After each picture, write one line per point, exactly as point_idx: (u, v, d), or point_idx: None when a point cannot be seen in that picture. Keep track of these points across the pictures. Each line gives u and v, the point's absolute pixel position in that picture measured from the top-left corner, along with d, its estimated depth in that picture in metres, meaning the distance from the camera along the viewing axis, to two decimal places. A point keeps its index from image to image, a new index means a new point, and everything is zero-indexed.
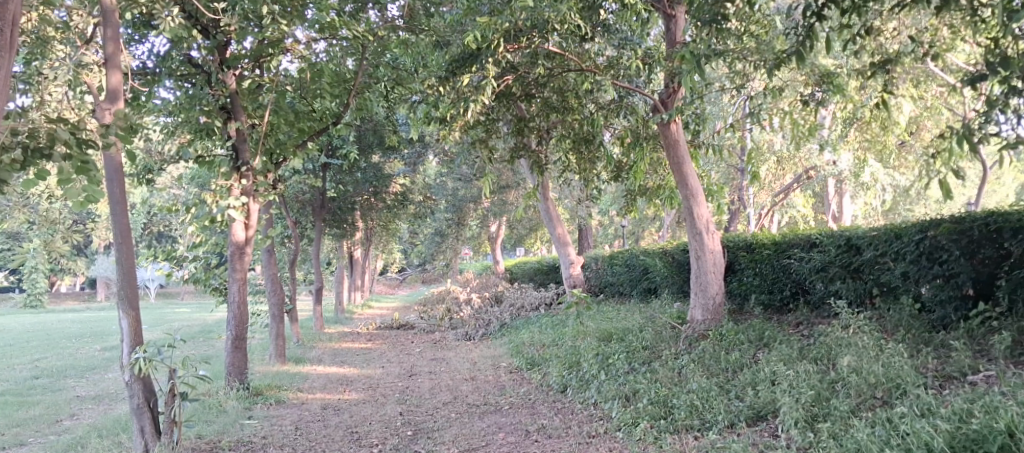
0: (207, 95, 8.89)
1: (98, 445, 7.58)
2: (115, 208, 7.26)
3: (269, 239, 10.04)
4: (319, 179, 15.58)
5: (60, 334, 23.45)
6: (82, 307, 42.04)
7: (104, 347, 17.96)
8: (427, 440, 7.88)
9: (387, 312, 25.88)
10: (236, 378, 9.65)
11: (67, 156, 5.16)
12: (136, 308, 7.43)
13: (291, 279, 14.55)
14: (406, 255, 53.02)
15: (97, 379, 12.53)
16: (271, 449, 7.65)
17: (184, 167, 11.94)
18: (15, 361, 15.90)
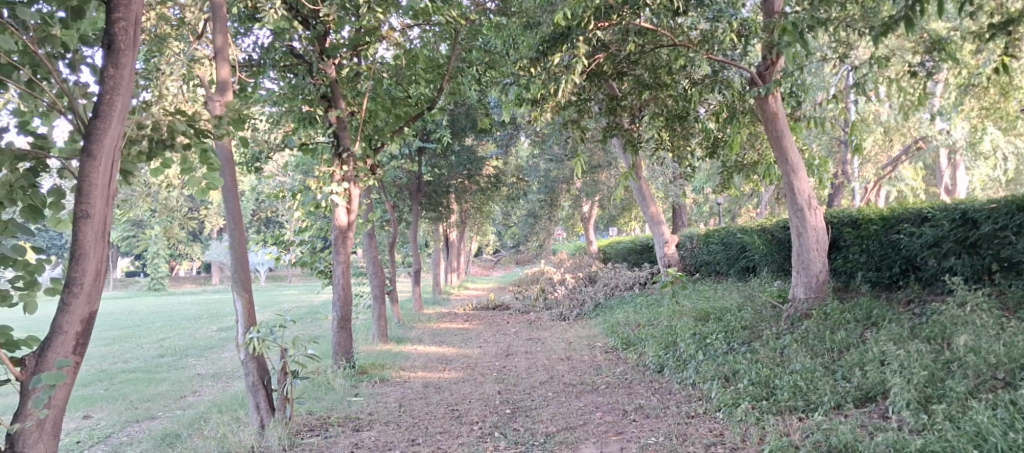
0: (310, 84, 9.19)
1: (219, 420, 8.06)
2: (228, 195, 7.67)
3: (370, 223, 10.37)
4: (415, 163, 15.95)
5: (182, 315, 25.08)
6: (200, 289, 44.88)
7: (221, 328, 19.07)
8: (525, 418, 8.01)
9: (483, 293, 26.39)
10: (343, 358, 10.05)
11: (188, 145, 5.58)
12: (249, 290, 7.83)
13: (391, 262, 14.98)
14: (500, 237, 53.61)
15: (216, 357, 13.30)
16: (376, 426, 7.97)
17: (290, 155, 12.47)
18: (143, 341, 17.10)
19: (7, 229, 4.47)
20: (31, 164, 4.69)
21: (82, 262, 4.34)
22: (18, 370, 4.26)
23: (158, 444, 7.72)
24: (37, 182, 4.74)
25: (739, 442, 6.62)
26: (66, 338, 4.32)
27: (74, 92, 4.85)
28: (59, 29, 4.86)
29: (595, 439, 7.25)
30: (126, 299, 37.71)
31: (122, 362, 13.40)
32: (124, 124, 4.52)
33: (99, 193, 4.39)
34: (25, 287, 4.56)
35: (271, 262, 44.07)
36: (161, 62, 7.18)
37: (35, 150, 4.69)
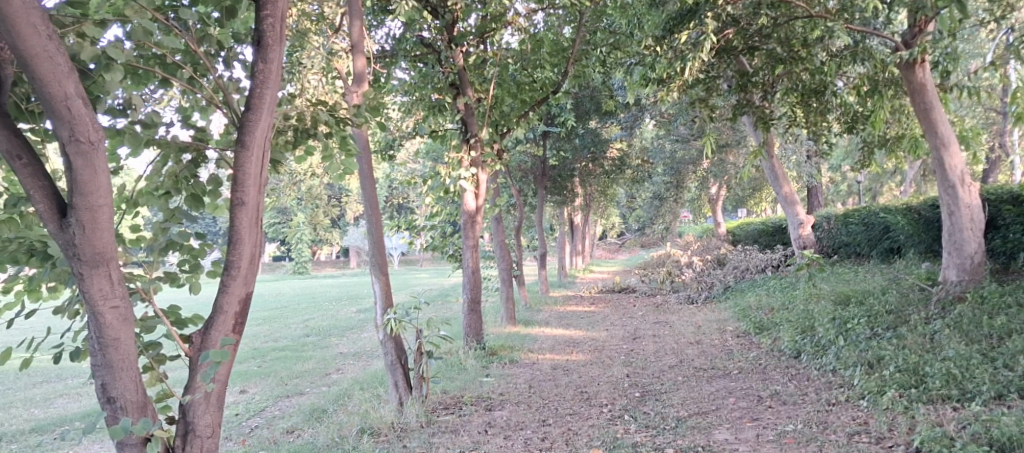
0: (438, 73, 9.41)
1: (361, 397, 8.48)
2: (366, 182, 8.06)
3: (498, 208, 10.57)
4: (540, 147, 16.14)
5: (323, 297, 26.60)
6: (338, 274, 47.33)
7: (358, 309, 20.09)
8: (656, 402, 7.94)
9: (608, 276, 26.39)
10: (473, 339, 10.30)
11: (329, 133, 5.85)
12: (386, 273, 8.22)
13: (518, 245, 15.24)
14: (624, 220, 53.20)
15: (356, 337, 13.99)
16: (508, 406, 8.13)
17: (422, 142, 12.94)
18: (290, 321, 18.24)
19: (174, 216, 4.89)
20: (192, 155, 5.08)
21: (239, 247, 4.66)
22: (186, 346, 4.61)
23: (307, 418, 8.22)
24: (196, 172, 5.12)
25: (886, 431, 6.29)
26: (226, 318, 4.63)
27: (228, 88, 5.19)
28: (214, 28, 5.20)
29: (729, 425, 7.08)
30: (273, 281, 40.44)
31: (272, 341, 14.37)
32: (272, 116, 4.78)
33: (253, 182, 4.67)
34: (190, 270, 4.96)
35: (403, 247, 45.81)
36: (302, 56, 7.63)
37: (195, 142, 5.07)
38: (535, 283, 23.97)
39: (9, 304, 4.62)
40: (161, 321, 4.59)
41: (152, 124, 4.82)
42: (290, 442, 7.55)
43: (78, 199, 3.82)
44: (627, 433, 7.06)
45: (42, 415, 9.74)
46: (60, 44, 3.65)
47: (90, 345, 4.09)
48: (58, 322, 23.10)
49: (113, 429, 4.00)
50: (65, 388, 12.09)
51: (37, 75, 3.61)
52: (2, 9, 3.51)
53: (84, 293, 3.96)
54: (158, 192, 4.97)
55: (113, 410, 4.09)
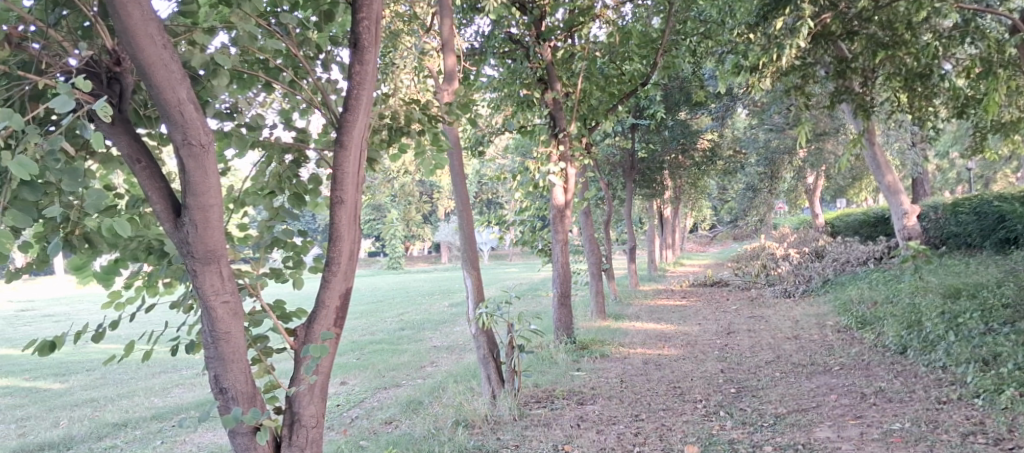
0: (527, 69, 9.50)
1: (455, 390, 8.63)
2: (456, 178, 8.20)
3: (586, 202, 10.56)
4: (628, 140, 16.03)
5: (417, 291, 27.27)
6: (430, 269, 48.38)
7: (451, 303, 20.49)
8: (752, 398, 7.76)
9: (699, 270, 25.96)
10: (564, 333, 10.37)
11: (421, 131, 5.95)
12: (477, 268, 8.35)
13: (607, 239, 15.20)
14: (716, 212, 52.17)
15: (449, 331, 14.24)
16: (600, 400, 8.11)
17: (511, 138, 13.07)
18: (386, 315, 18.78)
19: (278, 215, 5.11)
20: (293, 155, 5.29)
21: (338, 243, 4.80)
22: (292, 339, 4.79)
23: (404, 409, 8.44)
24: (298, 172, 5.30)
25: (1005, 433, 5.94)
26: (328, 312, 4.77)
27: (326, 89, 5.37)
28: (313, 32, 5.40)
29: (831, 422, 6.86)
30: (369, 277, 41.76)
31: (369, 334, 14.84)
32: (368, 116, 4.90)
33: (350, 181, 4.81)
34: (294, 266, 5.18)
35: (493, 243, 46.39)
36: (395, 56, 7.82)
37: (297, 143, 5.27)
38: (624, 277, 23.84)
39: (130, 298, 4.93)
40: (267, 315, 4.78)
41: (256, 126, 5.04)
42: (388, 433, 7.77)
43: (190, 200, 4.01)
44: (722, 430, 6.93)
45: (160, 403, 10.36)
46: (173, 52, 3.81)
47: (204, 338, 4.32)
48: (175, 316, 24.61)
49: (225, 417, 4.21)
50: (181, 378, 12.84)
51: (153, 82, 3.78)
52: (123, 21, 3.70)
53: (197, 289, 4.17)
54: (264, 192, 5.19)
55: (225, 400, 4.31)
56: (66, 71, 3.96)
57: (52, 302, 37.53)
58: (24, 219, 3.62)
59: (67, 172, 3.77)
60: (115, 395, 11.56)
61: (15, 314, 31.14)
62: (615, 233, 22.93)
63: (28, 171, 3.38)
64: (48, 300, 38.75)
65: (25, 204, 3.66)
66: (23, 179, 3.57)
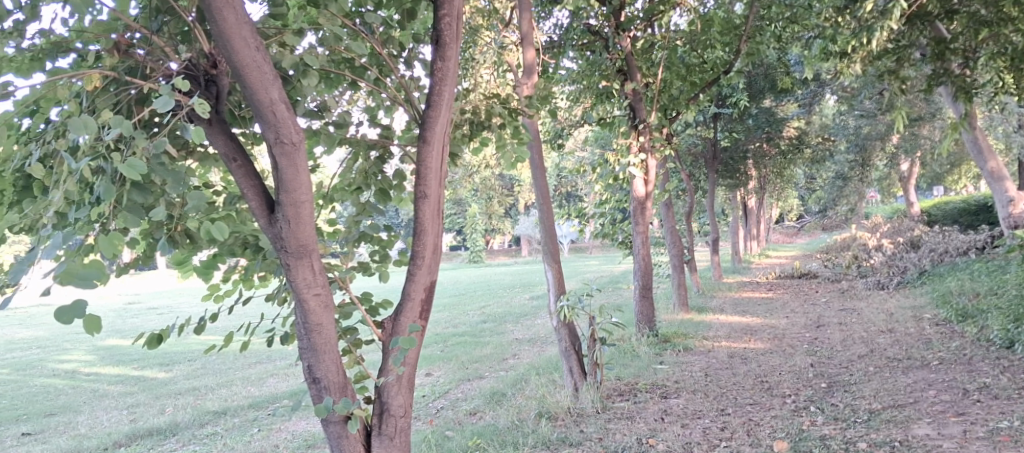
0: (606, 60, 9.42)
1: (537, 382, 8.69)
2: (536, 171, 8.25)
3: (668, 193, 10.45)
4: (709, 129, 15.74)
5: (498, 284, 27.55)
6: (511, 263, 48.78)
7: (532, 296, 20.64)
8: (845, 393, 7.51)
9: (785, 261, 25.27)
10: (645, 326, 10.30)
11: (502, 124, 6.00)
12: (558, 260, 8.38)
13: (688, 231, 15.00)
14: (803, 201, 50.60)
15: (530, 323, 14.33)
16: (684, 394, 8.00)
17: (591, 130, 13.05)
18: (468, 308, 19.05)
19: (366, 210, 5.15)
20: (378, 151, 5.40)
21: (423, 237, 4.89)
22: (379, 331, 4.90)
23: (488, 401, 8.56)
24: (383, 168, 5.43)
25: None
26: (414, 304, 4.87)
27: (410, 86, 5.48)
28: (397, 30, 5.49)
29: (931, 419, 6.57)
30: (451, 270, 42.46)
31: (452, 327, 15.11)
32: (451, 111, 4.95)
33: (434, 176, 4.88)
34: (380, 260, 5.32)
35: (573, 236, 46.40)
36: (474, 52, 7.97)
37: (381, 140, 5.38)
38: (708, 269, 23.44)
39: (228, 291, 5.18)
40: (355, 308, 4.91)
41: (343, 124, 5.18)
42: (473, 423, 7.90)
43: (283, 196, 4.15)
44: (813, 426, 6.74)
45: (257, 392, 10.81)
46: (266, 54, 3.93)
47: (297, 329, 4.48)
48: (270, 308, 25.64)
49: (318, 406, 4.36)
50: (275, 368, 13.39)
51: (247, 83, 3.92)
52: (219, 25, 3.81)
53: (291, 282, 4.32)
54: (350, 188, 5.34)
55: (318, 389, 4.46)
56: (167, 74, 4.15)
57: (156, 296, 39.70)
58: (133, 220, 3.71)
59: (170, 174, 3.89)
60: (215, 384, 12.13)
61: (124, 307, 33.17)
62: (697, 224, 22.59)
63: (138, 172, 3.52)
64: (152, 294, 41.01)
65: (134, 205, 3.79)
66: (132, 180, 3.72)
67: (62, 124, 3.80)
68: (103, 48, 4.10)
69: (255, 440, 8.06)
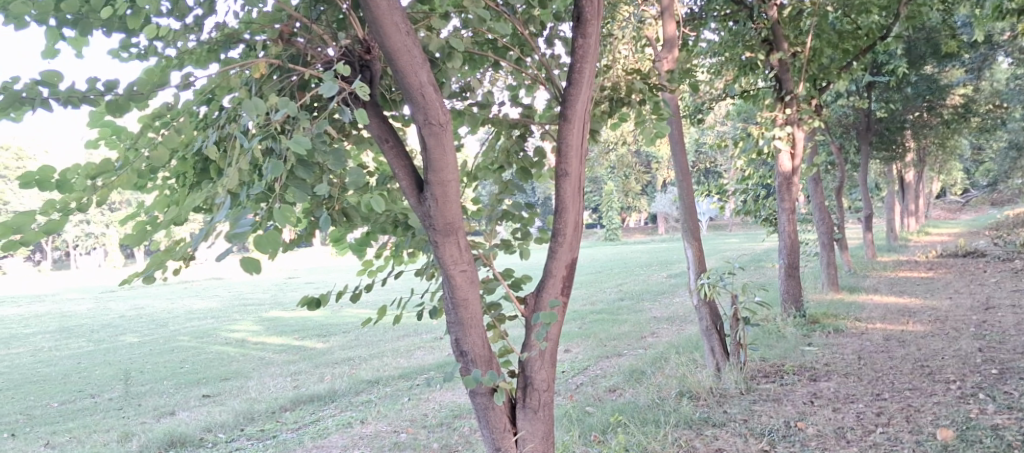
0: (751, 30, 9.15)
1: (678, 360, 8.60)
2: (675, 149, 8.13)
3: (817, 168, 10.10)
4: (862, 99, 14.87)
5: (635, 263, 27.41)
6: (647, 240, 48.32)
7: (670, 274, 20.38)
8: (1020, 381, 6.92)
9: (948, 239, 23.52)
10: (792, 305, 10.02)
11: (642, 101, 5.74)
12: (698, 238, 8.21)
13: (838, 208, 14.35)
14: (969, 173, 46.71)
15: (669, 301, 14.18)
16: (835, 377, 7.66)
17: (733, 103, 12.71)
18: (606, 286, 19.09)
19: (508, 188, 5.23)
20: (520, 131, 5.42)
21: (563, 215, 4.77)
22: (522, 308, 4.85)
23: (628, 378, 8.56)
24: (524, 146, 5.44)
25: None
26: (555, 281, 4.76)
27: (551, 65, 5.47)
28: (537, 9, 5.48)
29: None
30: (588, 248, 42.63)
31: (590, 305, 15.23)
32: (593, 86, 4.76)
33: (575, 153, 4.72)
34: (521, 238, 5.36)
35: (712, 213, 45.27)
36: (614, 27, 7.89)
37: (523, 119, 5.40)
38: (860, 248, 22.26)
39: (381, 266, 5.42)
40: (498, 283, 4.98)
41: (486, 104, 5.23)
42: (613, 400, 7.93)
43: (431, 176, 4.25)
44: (983, 414, 6.26)
45: (405, 364, 11.34)
46: (415, 38, 3.99)
47: (446, 304, 4.61)
48: (418, 284, 26.78)
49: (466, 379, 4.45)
50: (421, 341, 13.98)
51: (397, 68, 4.01)
52: (372, 12, 3.90)
53: (439, 259, 4.45)
54: (494, 167, 5.40)
55: (465, 362, 4.60)
56: (325, 61, 4.37)
57: (310, 272, 42.36)
58: (300, 195, 3.86)
59: (330, 153, 4.07)
60: (368, 355, 12.82)
61: (284, 281, 35.72)
62: (848, 200, 21.47)
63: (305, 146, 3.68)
64: (306, 271, 43.80)
65: (299, 182, 3.91)
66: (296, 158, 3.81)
67: (234, 110, 4.06)
68: (269, 37, 4.42)
69: (406, 408, 8.47)
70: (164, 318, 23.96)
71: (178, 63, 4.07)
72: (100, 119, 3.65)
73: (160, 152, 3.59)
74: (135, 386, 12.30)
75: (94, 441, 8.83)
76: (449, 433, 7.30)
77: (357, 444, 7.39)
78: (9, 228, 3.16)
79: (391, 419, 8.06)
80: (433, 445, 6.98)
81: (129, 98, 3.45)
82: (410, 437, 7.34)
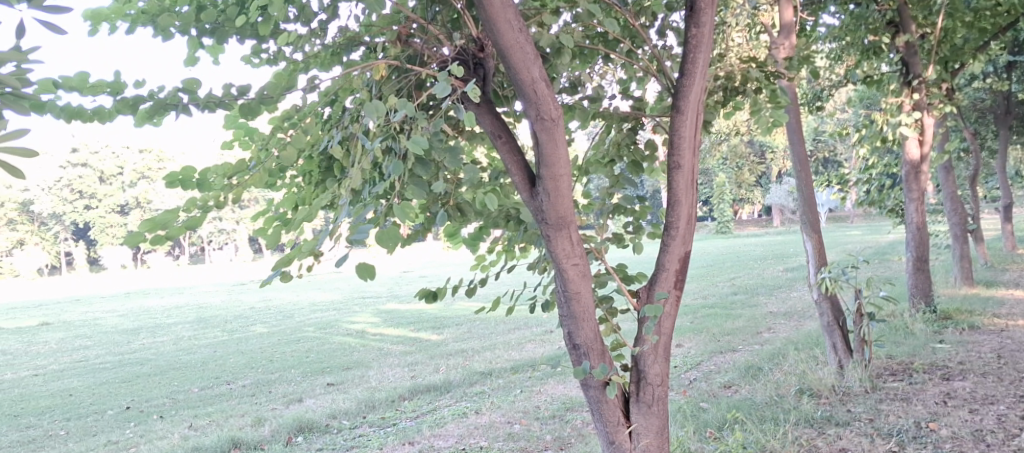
0: (874, 12, 8.74)
1: (797, 357, 8.31)
2: (792, 138, 7.84)
3: (948, 154, 9.53)
4: (1001, 80, 13.86)
5: (750, 255, 26.67)
6: (762, 233, 46.83)
7: (787, 267, 19.74)
8: None
9: None
10: (921, 301, 9.51)
11: (758, 89, 5.51)
12: (818, 231, 7.91)
13: (973, 197, 13.48)
14: None
15: (785, 296, 13.71)
16: (971, 377, 7.20)
17: (855, 89, 12.15)
18: (718, 280, 18.69)
19: (619, 182, 5.21)
20: (631, 123, 5.31)
21: (676, 208, 4.56)
22: (635, 301, 4.67)
23: (744, 375, 8.36)
24: (636, 138, 5.34)
25: None
26: (668, 274, 4.55)
27: (663, 56, 5.40)
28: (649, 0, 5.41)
29: None
30: (700, 241, 41.77)
31: (702, 299, 14.97)
32: (707, 76, 4.56)
33: (689, 145, 4.53)
34: (634, 231, 5.35)
35: (831, 203, 43.36)
36: (728, 15, 7.71)
37: (635, 111, 5.29)
38: (999, 240, 20.77)
39: (494, 261, 5.50)
40: (611, 278, 4.86)
41: (597, 98, 5.20)
42: (729, 396, 7.76)
43: (543, 170, 4.21)
44: None
45: (517, 356, 11.50)
46: (528, 34, 3.96)
47: (558, 297, 4.53)
48: (530, 277, 27.03)
49: (577, 370, 4.40)
50: (532, 334, 14.12)
51: (510, 64, 4.00)
52: (486, 10, 3.90)
53: (550, 252, 4.39)
54: (605, 160, 5.33)
55: (578, 355, 4.50)
56: (442, 61, 4.47)
57: (423, 266, 43.55)
58: (418, 193, 3.97)
59: (447, 151, 4.21)
60: (480, 347, 13.06)
61: (398, 276, 36.86)
62: (985, 189, 20.08)
63: (422, 148, 3.75)
64: (420, 265, 45.08)
65: (418, 179, 4.04)
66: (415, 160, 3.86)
67: (356, 111, 4.20)
68: (388, 40, 4.50)
69: (519, 400, 8.59)
70: (289, 310, 25.24)
71: (303, 66, 4.27)
72: (235, 121, 3.92)
73: (288, 152, 3.74)
74: (265, 374, 13.04)
75: (231, 425, 9.44)
76: (562, 426, 7.37)
77: (473, 434, 7.56)
78: (156, 224, 3.40)
79: (505, 411, 8.20)
80: (546, 437, 7.07)
81: (259, 101, 3.64)
82: (524, 428, 7.45)
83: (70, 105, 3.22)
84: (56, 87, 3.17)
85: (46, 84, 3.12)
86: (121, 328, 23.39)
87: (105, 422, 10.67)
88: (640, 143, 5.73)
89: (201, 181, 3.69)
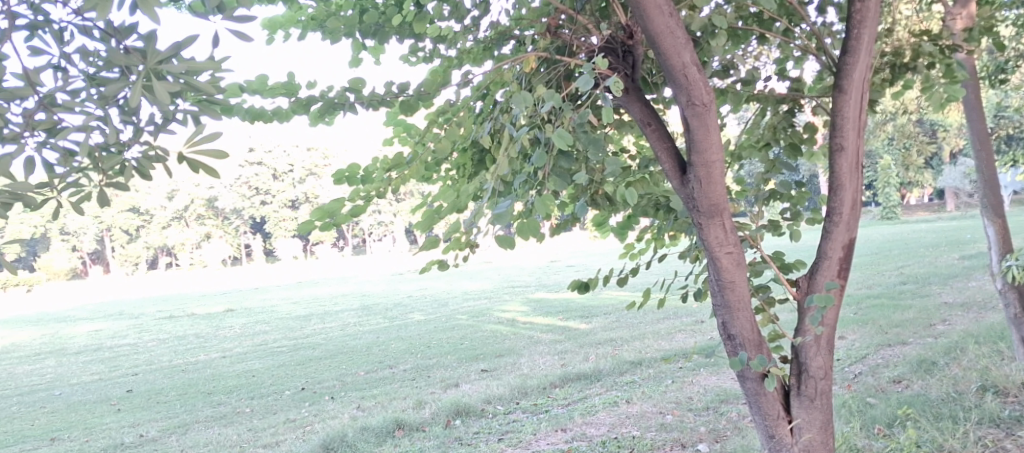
0: None
1: (977, 352, 7.67)
2: (971, 116, 7.18)
3: None
4: None
5: (920, 242, 24.83)
6: (933, 218, 43.37)
7: (963, 255, 18.21)
8: None
9: None
10: None
11: (931, 64, 5.01)
12: (1002, 215, 7.27)
13: None
14: None
15: (963, 286, 12.67)
16: None
17: None
18: (884, 269, 17.55)
19: (774, 167, 4.83)
20: (788, 105, 5.08)
21: (839, 193, 4.28)
22: (795, 290, 4.44)
23: (915, 370, 7.83)
24: (793, 121, 5.06)
25: None
26: (831, 263, 4.28)
27: (823, 34, 5.08)
28: None
29: None
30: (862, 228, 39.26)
31: (867, 288, 14.14)
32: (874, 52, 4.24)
33: (853, 125, 4.24)
34: (791, 218, 5.04)
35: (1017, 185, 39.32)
36: None
37: (792, 93, 5.03)
38: None
39: (643, 249, 5.42)
40: (767, 266, 4.68)
41: (751, 80, 5.00)
42: (899, 392, 7.30)
43: (695, 157, 4.10)
44: None
45: (668, 346, 11.36)
46: (678, 18, 3.82)
47: (711, 286, 4.40)
48: (679, 266, 26.54)
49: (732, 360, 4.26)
50: (682, 323, 13.88)
51: (660, 50, 3.88)
52: None
53: (703, 241, 4.28)
54: (759, 144, 5.10)
55: (733, 345, 4.35)
56: (589, 50, 4.44)
57: (569, 256, 43.79)
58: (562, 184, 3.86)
59: (591, 143, 4.02)
60: (629, 336, 13.01)
61: (546, 265, 37.28)
62: None
63: (565, 141, 3.65)
64: (567, 254, 45.37)
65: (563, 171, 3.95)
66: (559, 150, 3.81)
67: (506, 103, 4.26)
68: (537, 32, 4.48)
69: (670, 390, 8.49)
70: (443, 299, 26.24)
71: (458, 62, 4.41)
72: (394, 118, 4.03)
73: (443, 145, 3.80)
74: (423, 360, 13.65)
75: (394, 407, 9.97)
76: (716, 417, 7.23)
77: (625, 423, 7.57)
78: (325, 212, 3.62)
79: (656, 401, 8.13)
80: (700, 429, 6.95)
81: (417, 98, 3.82)
82: (677, 419, 7.36)
83: (253, 107, 3.52)
84: (241, 91, 3.46)
85: (233, 88, 3.42)
86: (293, 315, 25.25)
87: (283, 401, 11.59)
88: (797, 126, 5.45)
89: (365, 176, 3.99)
